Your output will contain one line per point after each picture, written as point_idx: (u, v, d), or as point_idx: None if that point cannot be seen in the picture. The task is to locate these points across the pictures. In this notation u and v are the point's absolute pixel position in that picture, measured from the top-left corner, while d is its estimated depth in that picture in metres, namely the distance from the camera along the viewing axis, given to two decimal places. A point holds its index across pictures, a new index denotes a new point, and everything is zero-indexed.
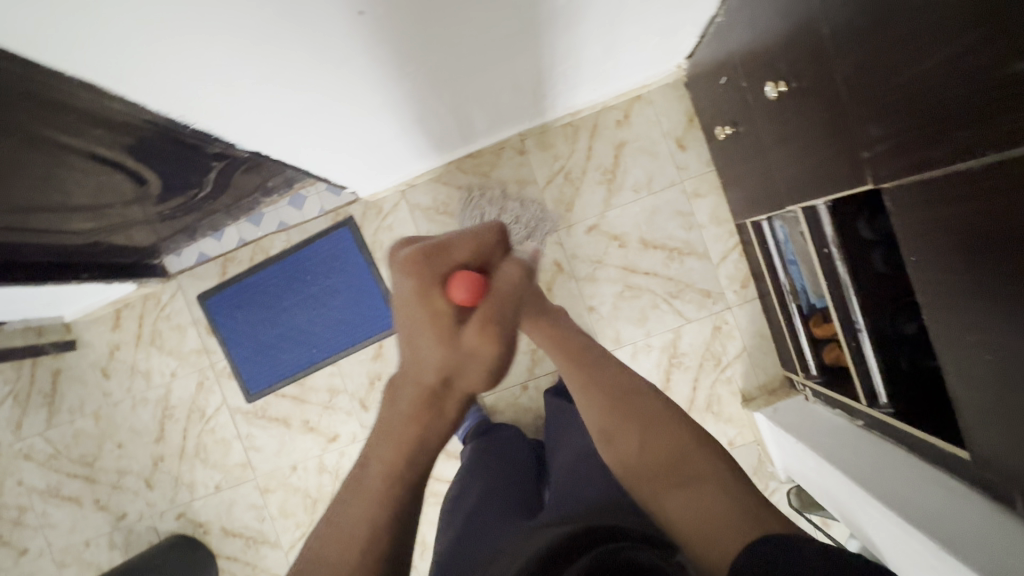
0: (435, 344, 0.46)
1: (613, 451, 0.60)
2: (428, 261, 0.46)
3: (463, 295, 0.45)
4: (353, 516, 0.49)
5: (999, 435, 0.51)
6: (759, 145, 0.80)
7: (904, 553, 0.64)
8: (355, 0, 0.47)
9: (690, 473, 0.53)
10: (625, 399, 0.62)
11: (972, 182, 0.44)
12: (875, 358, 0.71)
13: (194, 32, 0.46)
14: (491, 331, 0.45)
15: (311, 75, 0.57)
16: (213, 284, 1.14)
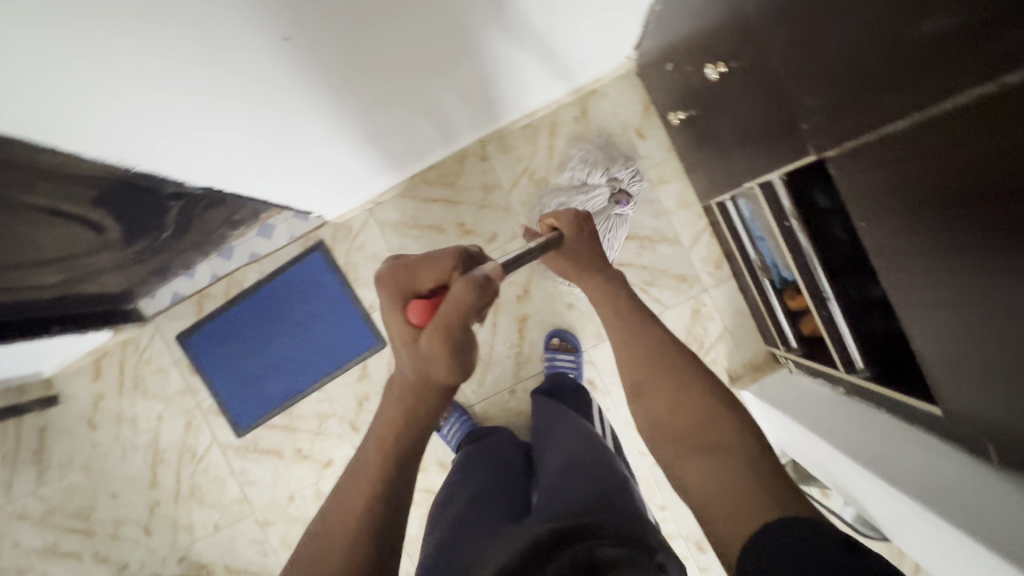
0: (403, 347, 0.54)
1: (645, 408, 0.61)
2: (395, 279, 0.55)
3: (417, 312, 0.53)
4: (351, 492, 0.51)
5: (967, 389, 0.52)
6: (712, 126, 0.81)
7: (893, 514, 0.64)
8: (277, 27, 0.49)
9: (715, 442, 0.54)
10: (661, 357, 0.61)
11: (898, 141, 0.45)
12: (846, 324, 0.71)
13: (130, 69, 0.47)
14: (441, 335, 0.51)
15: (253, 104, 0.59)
16: (190, 322, 1.13)
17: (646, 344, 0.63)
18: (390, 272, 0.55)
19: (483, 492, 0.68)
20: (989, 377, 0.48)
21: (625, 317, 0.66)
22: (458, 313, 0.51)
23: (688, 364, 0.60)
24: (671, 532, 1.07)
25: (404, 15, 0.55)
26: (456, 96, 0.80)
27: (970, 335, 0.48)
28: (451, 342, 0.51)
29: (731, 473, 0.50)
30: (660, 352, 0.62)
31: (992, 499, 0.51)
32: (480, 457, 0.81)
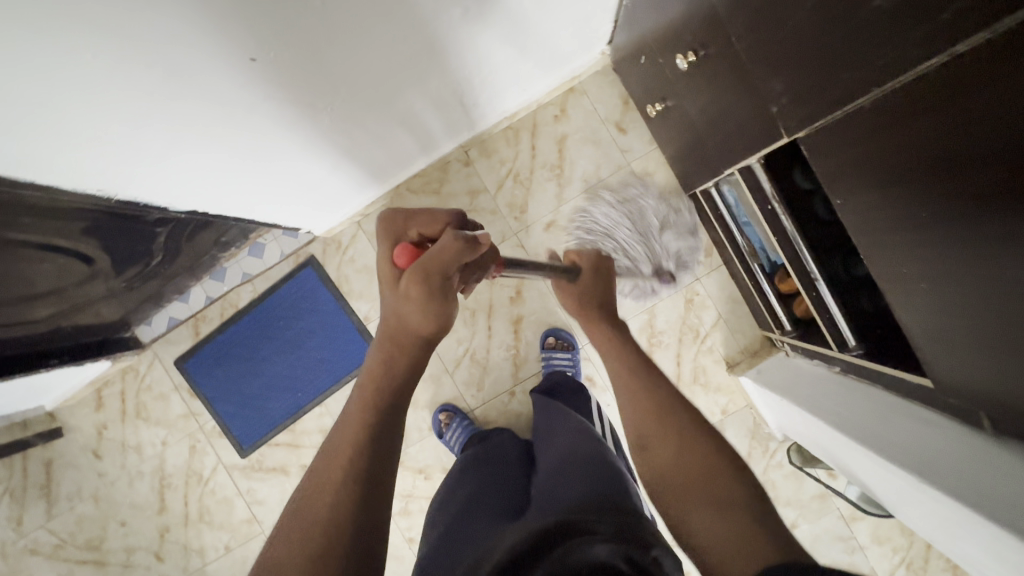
0: (388, 292, 0.56)
1: (648, 459, 0.59)
2: (390, 227, 0.59)
3: (402, 257, 0.55)
4: (337, 445, 0.49)
5: (953, 360, 0.52)
6: (689, 116, 0.81)
7: (892, 490, 0.63)
8: (244, 47, 0.50)
9: (720, 492, 0.50)
10: (665, 407, 0.61)
11: (867, 116, 0.46)
12: (837, 305, 0.71)
13: (105, 98, 0.48)
14: (421, 278, 0.53)
15: (230, 123, 0.60)
16: (188, 346, 1.14)
17: (647, 394, 0.64)
18: (386, 220, 0.59)
19: (481, 495, 0.68)
20: (976, 348, 0.48)
21: (630, 365, 0.69)
22: (440, 258, 0.53)
23: (691, 415, 0.60)
24: None
25: (369, 28, 0.56)
26: (432, 104, 0.81)
27: (951, 305, 0.48)
28: (428, 285, 0.53)
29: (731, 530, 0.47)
30: (667, 401, 0.62)
31: (989, 471, 0.51)
32: (478, 458, 0.81)
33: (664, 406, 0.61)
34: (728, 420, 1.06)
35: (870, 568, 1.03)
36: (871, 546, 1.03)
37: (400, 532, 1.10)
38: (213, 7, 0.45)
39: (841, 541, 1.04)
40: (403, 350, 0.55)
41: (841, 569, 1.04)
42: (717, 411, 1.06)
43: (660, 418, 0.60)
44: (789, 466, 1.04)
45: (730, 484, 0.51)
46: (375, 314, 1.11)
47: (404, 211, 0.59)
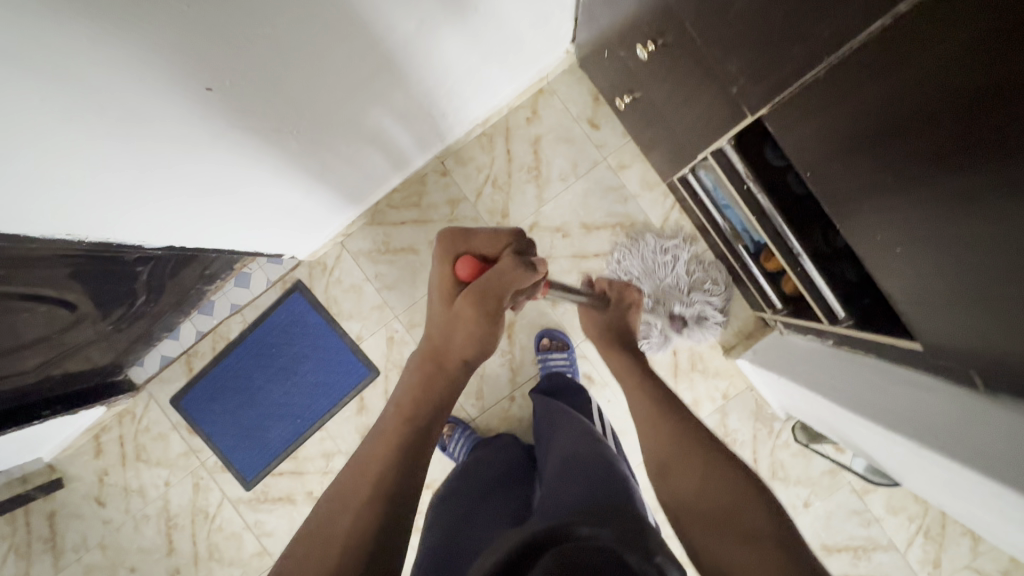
0: (439, 305, 0.58)
1: (669, 485, 0.56)
2: (452, 238, 0.58)
3: (461, 275, 0.57)
4: (368, 456, 0.49)
5: (935, 319, 0.52)
6: (656, 105, 0.82)
7: (896, 458, 0.62)
8: (199, 78, 0.50)
9: (745, 524, 0.47)
10: (694, 439, 0.59)
11: (827, 82, 0.46)
12: (821, 277, 0.71)
13: (68, 141, 0.48)
14: (476, 302, 0.55)
15: (196, 153, 0.60)
16: (182, 384, 1.13)
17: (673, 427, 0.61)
18: (450, 232, 0.58)
19: (484, 502, 0.67)
20: (960, 307, 0.47)
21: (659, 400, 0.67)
22: (500, 286, 0.55)
23: (719, 446, 0.57)
24: None
25: (325, 48, 0.56)
26: (397, 118, 0.81)
27: (927, 263, 0.48)
28: (480, 310, 0.55)
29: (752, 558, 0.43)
30: (697, 433, 0.59)
31: (989, 433, 0.50)
32: (480, 459, 0.80)
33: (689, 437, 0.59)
34: (730, 404, 1.05)
35: (888, 539, 1.03)
36: (887, 518, 1.03)
37: (413, 549, 1.09)
38: (165, 41, 0.45)
39: (857, 514, 1.03)
40: (445, 367, 0.57)
41: (859, 543, 1.03)
42: (718, 396, 1.05)
43: (684, 446, 0.58)
44: (796, 444, 1.04)
45: (755, 517, 0.47)
46: (366, 333, 1.10)
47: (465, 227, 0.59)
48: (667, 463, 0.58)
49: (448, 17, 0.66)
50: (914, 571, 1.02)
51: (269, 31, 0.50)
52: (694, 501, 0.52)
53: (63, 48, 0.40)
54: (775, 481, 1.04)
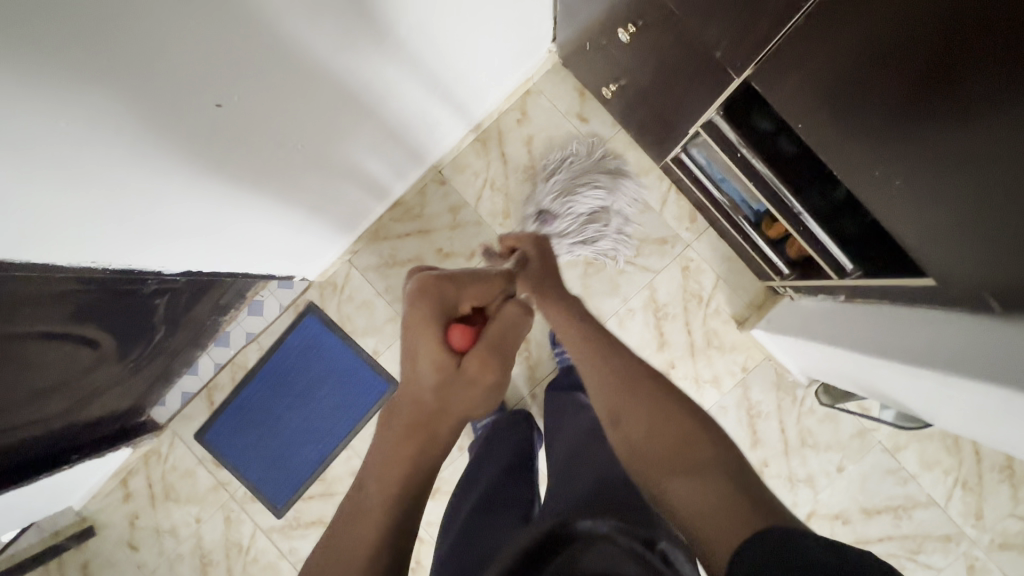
0: (436, 367, 0.49)
1: (621, 431, 0.53)
2: (439, 289, 0.52)
3: (462, 336, 0.51)
4: (345, 546, 0.44)
5: (941, 246, 0.53)
6: (643, 88, 0.85)
7: (924, 397, 0.62)
8: (213, 93, 0.51)
9: (698, 463, 0.47)
10: (638, 376, 0.56)
11: (827, 10, 0.46)
12: (825, 233, 0.72)
13: (98, 169, 0.49)
14: (491, 355, 0.51)
15: (206, 171, 0.61)
16: (205, 418, 1.13)
17: (619, 366, 0.57)
18: (437, 280, 0.52)
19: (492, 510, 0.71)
20: (977, 237, 0.49)
21: (601, 341, 0.59)
22: (508, 338, 0.54)
23: (672, 394, 0.53)
24: None
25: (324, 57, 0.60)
26: (390, 125, 0.84)
27: (933, 190, 0.49)
28: (503, 368, 0.51)
29: (720, 496, 0.44)
30: (651, 377, 0.55)
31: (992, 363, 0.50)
32: (488, 460, 0.83)
33: (634, 375, 0.56)
34: (750, 376, 1.05)
35: (926, 495, 1.02)
36: (922, 474, 1.02)
37: None
38: (186, 64, 0.47)
39: (891, 474, 1.03)
40: (445, 433, 0.49)
41: (898, 503, 1.03)
42: (738, 370, 1.05)
43: (632, 388, 0.55)
44: (821, 410, 1.04)
45: (708, 453, 0.48)
46: (382, 346, 1.11)
47: (448, 274, 0.54)
48: (618, 407, 0.54)
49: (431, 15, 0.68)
50: (957, 524, 1.02)
51: (280, 44, 0.53)
52: (649, 444, 0.51)
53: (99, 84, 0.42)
54: (805, 449, 1.04)
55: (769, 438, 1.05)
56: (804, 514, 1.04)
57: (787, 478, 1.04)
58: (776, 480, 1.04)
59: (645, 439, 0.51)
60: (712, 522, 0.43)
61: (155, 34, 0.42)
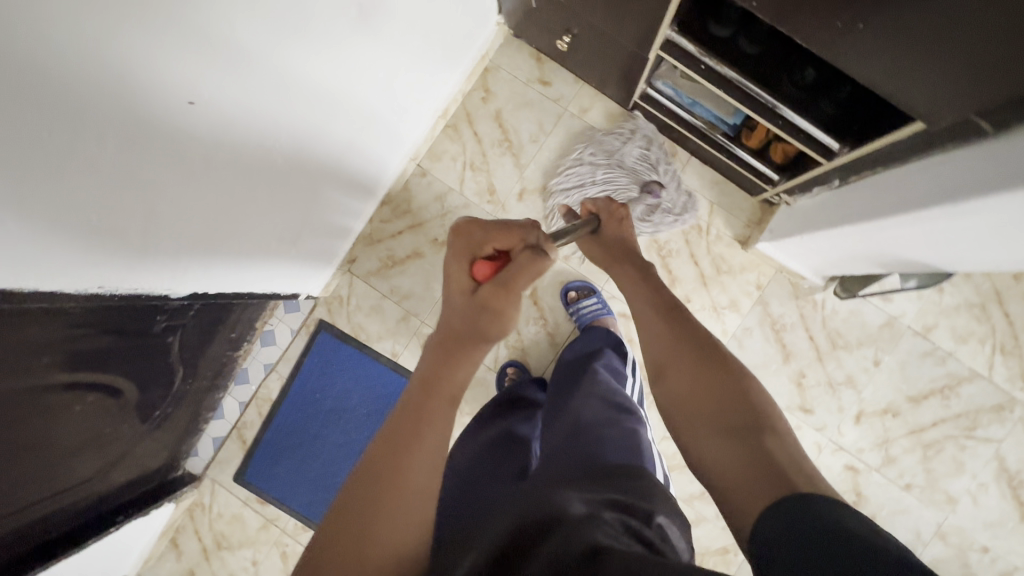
0: (458, 297, 0.55)
1: (667, 389, 0.58)
2: (470, 235, 0.58)
3: (485, 269, 0.56)
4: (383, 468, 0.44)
5: (956, 82, 0.51)
6: (598, 26, 0.87)
7: (939, 242, 0.63)
8: (185, 88, 0.47)
9: (738, 422, 0.50)
10: (687, 340, 0.60)
11: None
12: (802, 118, 0.72)
13: (104, 192, 0.48)
14: (500, 288, 0.53)
15: (192, 184, 0.58)
16: (241, 459, 1.13)
17: (672, 334, 0.61)
18: (466, 229, 0.59)
19: (495, 466, 0.70)
20: (1006, 65, 0.46)
21: (662, 318, 0.64)
22: (522, 271, 0.54)
23: (724, 355, 0.57)
24: None
25: (304, 44, 0.58)
26: (365, 121, 0.83)
27: (895, 22, 0.50)
28: (518, 299, 0.54)
29: (752, 451, 0.47)
30: (706, 348, 0.58)
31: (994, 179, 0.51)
32: (495, 421, 0.83)
33: (690, 337, 0.60)
34: (766, 292, 1.05)
35: (968, 369, 1.02)
36: (958, 348, 1.02)
37: None
38: (161, 55, 0.42)
39: (929, 355, 1.02)
40: (467, 354, 0.51)
41: (942, 383, 1.02)
42: (753, 289, 1.05)
43: (684, 347, 0.59)
44: (844, 308, 1.04)
45: (749, 418, 0.50)
46: (401, 347, 1.11)
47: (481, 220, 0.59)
48: (668, 363, 0.59)
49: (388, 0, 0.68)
50: (1006, 390, 1.01)
51: (259, 34, 0.51)
52: (694, 400, 0.55)
53: (109, 94, 0.40)
54: (838, 351, 1.04)
55: (799, 349, 1.04)
56: (853, 416, 1.03)
57: (827, 384, 1.04)
58: (817, 389, 1.04)
59: (690, 397, 0.55)
60: (736, 481, 0.45)
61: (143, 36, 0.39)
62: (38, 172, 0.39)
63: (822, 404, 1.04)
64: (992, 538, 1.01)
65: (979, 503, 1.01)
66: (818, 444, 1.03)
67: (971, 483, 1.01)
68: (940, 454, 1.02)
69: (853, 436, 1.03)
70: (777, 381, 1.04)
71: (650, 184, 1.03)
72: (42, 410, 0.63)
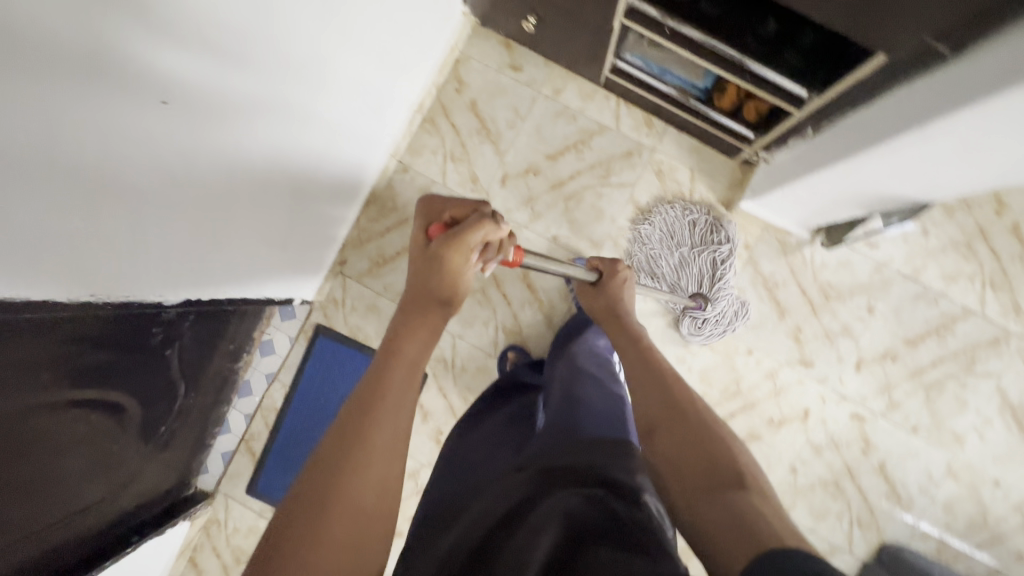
0: (415, 257, 0.61)
1: (655, 441, 0.59)
2: (431, 208, 0.64)
3: (436, 230, 0.60)
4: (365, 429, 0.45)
5: (910, 11, 0.51)
6: (561, 3, 0.88)
7: (918, 170, 0.64)
8: (160, 88, 0.47)
9: (724, 478, 0.52)
10: (681, 407, 0.62)
11: None
12: (769, 69, 0.73)
13: (85, 196, 0.47)
14: (443, 245, 0.58)
15: (177, 189, 0.59)
16: (252, 472, 1.13)
17: (665, 400, 0.64)
18: (429, 203, 0.65)
19: (492, 447, 0.70)
20: None
21: (655, 388, 0.67)
22: (462, 230, 0.58)
23: (714, 423, 0.60)
24: (774, 367, 1.05)
25: (254, 82, 0.59)
26: (336, 130, 0.83)
27: None
28: (465, 249, 0.58)
29: (738, 504, 0.48)
30: (695, 416, 0.61)
31: (971, 94, 0.51)
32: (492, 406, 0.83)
33: (681, 406, 0.63)
34: (755, 252, 1.06)
35: (962, 307, 1.03)
36: (949, 288, 1.03)
37: None
38: (135, 50, 0.42)
39: (921, 297, 1.03)
40: (424, 318, 0.55)
41: (937, 323, 1.03)
42: (741, 251, 1.06)
43: (676, 412, 0.62)
44: (833, 260, 1.05)
45: (735, 476, 0.52)
46: None
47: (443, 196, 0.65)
48: (659, 421, 0.61)
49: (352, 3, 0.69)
50: (1001, 324, 1.03)
51: (215, 64, 0.52)
52: (681, 455, 0.56)
53: (84, 91, 0.40)
54: (832, 303, 1.05)
55: (793, 305, 1.05)
56: (853, 365, 1.04)
57: (824, 336, 1.04)
58: (815, 342, 1.05)
59: (677, 452, 0.56)
60: (721, 530, 0.45)
61: (112, 83, 0.42)
62: (23, 176, 0.40)
63: (821, 356, 1.04)
64: (1003, 471, 1.02)
65: (986, 438, 1.02)
66: (822, 397, 1.04)
67: (976, 419, 1.03)
68: (943, 394, 1.03)
69: (855, 384, 1.04)
70: (775, 339, 1.05)
71: (701, 299, 1.03)
72: (48, 429, 0.63)
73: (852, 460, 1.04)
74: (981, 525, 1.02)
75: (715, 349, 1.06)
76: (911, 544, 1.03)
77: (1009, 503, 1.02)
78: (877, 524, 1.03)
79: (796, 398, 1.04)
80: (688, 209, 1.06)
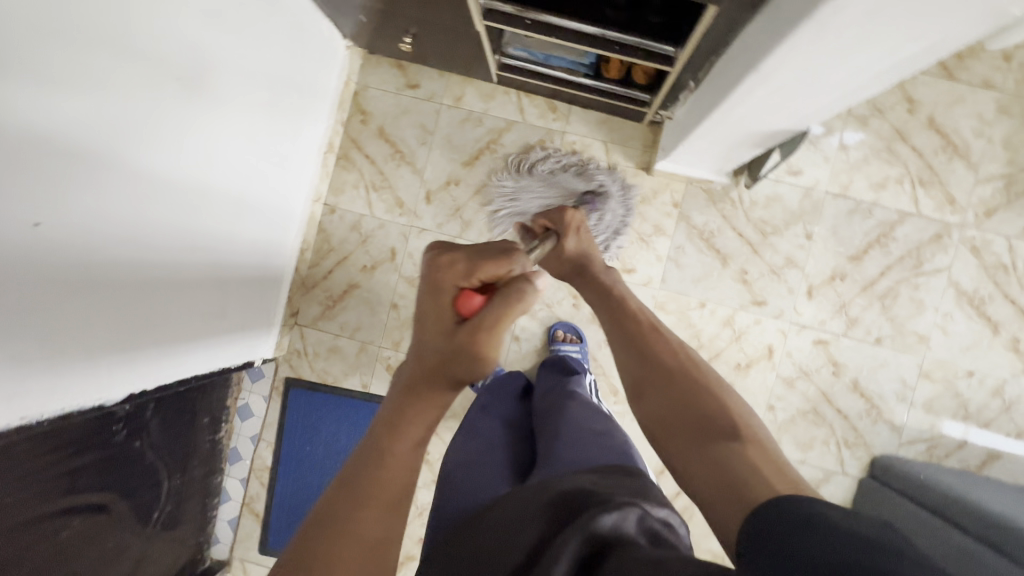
0: (436, 333, 0.43)
1: (646, 406, 0.58)
2: (441, 268, 0.45)
3: (469, 305, 0.43)
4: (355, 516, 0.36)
5: None
6: (423, 20, 0.89)
7: (783, 104, 0.64)
8: (22, 212, 0.49)
9: (722, 433, 0.51)
10: (663, 358, 0.60)
11: None
12: (627, 36, 0.74)
13: None
14: (482, 332, 0.41)
15: (71, 287, 0.58)
16: (260, 531, 1.16)
17: (646, 354, 0.62)
18: (438, 264, 0.45)
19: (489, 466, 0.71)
20: None
21: (634, 340, 0.64)
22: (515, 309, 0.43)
23: (700, 367, 0.59)
24: (730, 313, 1.06)
25: (119, 142, 0.58)
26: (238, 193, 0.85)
27: None
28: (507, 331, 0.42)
29: (738, 462, 0.48)
30: (677, 366, 0.59)
31: (777, 32, 0.51)
32: (479, 414, 0.85)
33: (664, 355, 0.61)
34: (684, 207, 1.07)
35: (896, 211, 1.03)
36: (880, 196, 1.04)
37: None
38: None
39: (856, 212, 1.04)
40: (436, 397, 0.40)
41: (877, 233, 1.04)
42: (671, 210, 1.07)
43: (658, 365, 0.60)
44: (760, 197, 1.05)
45: (732, 429, 0.51)
46: (368, 378, 1.14)
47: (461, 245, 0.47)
48: (645, 381, 0.59)
49: (206, 55, 0.68)
50: (938, 219, 1.03)
51: (69, 173, 0.53)
52: (675, 415, 0.55)
53: None
54: (770, 238, 1.05)
55: (733, 249, 1.06)
56: (805, 293, 1.05)
57: (770, 272, 1.05)
58: (762, 280, 1.06)
59: (671, 411, 0.55)
60: (721, 499, 0.46)
61: None
62: None
63: (772, 292, 1.05)
64: (974, 360, 1.03)
65: (950, 331, 1.03)
66: (782, 331, 1.05)
67: (936, 316, 1.03)
68: (898, 300, 1.04)
69: (811, 311, 1.05)
70: (723, 286, 1.06)
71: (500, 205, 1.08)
72: (26, 546, 0.66)
73: (825, 385, 1.05)
74: (964, 417, 1.03)
75: (669, 309, 1.07)
76: (901, 452, 1.04)
77: (986, 390, 1.03)
78: (863, 439, 1.05)
79: (757, 338, 1.06)
80: (571, 163, 1.06)
